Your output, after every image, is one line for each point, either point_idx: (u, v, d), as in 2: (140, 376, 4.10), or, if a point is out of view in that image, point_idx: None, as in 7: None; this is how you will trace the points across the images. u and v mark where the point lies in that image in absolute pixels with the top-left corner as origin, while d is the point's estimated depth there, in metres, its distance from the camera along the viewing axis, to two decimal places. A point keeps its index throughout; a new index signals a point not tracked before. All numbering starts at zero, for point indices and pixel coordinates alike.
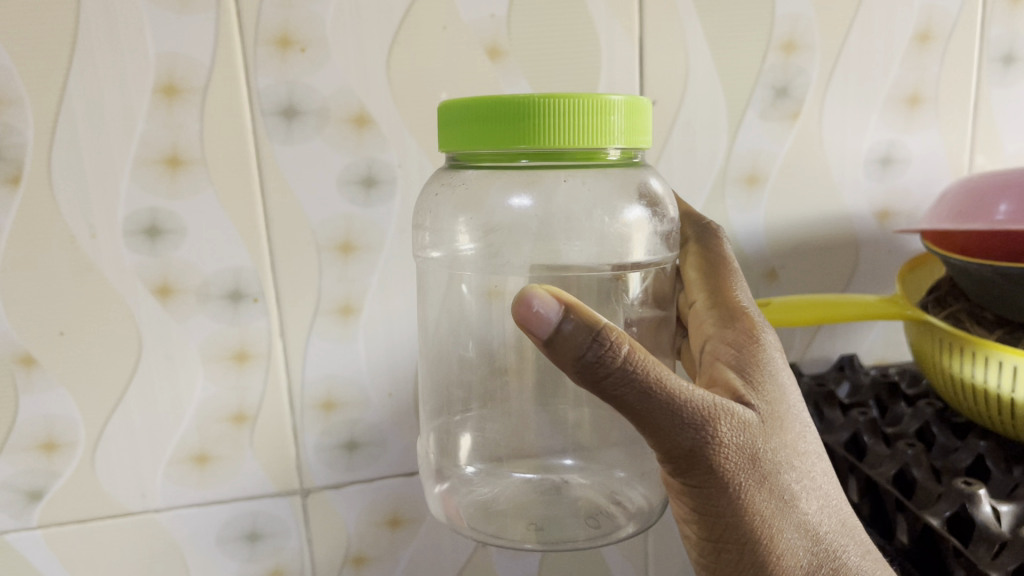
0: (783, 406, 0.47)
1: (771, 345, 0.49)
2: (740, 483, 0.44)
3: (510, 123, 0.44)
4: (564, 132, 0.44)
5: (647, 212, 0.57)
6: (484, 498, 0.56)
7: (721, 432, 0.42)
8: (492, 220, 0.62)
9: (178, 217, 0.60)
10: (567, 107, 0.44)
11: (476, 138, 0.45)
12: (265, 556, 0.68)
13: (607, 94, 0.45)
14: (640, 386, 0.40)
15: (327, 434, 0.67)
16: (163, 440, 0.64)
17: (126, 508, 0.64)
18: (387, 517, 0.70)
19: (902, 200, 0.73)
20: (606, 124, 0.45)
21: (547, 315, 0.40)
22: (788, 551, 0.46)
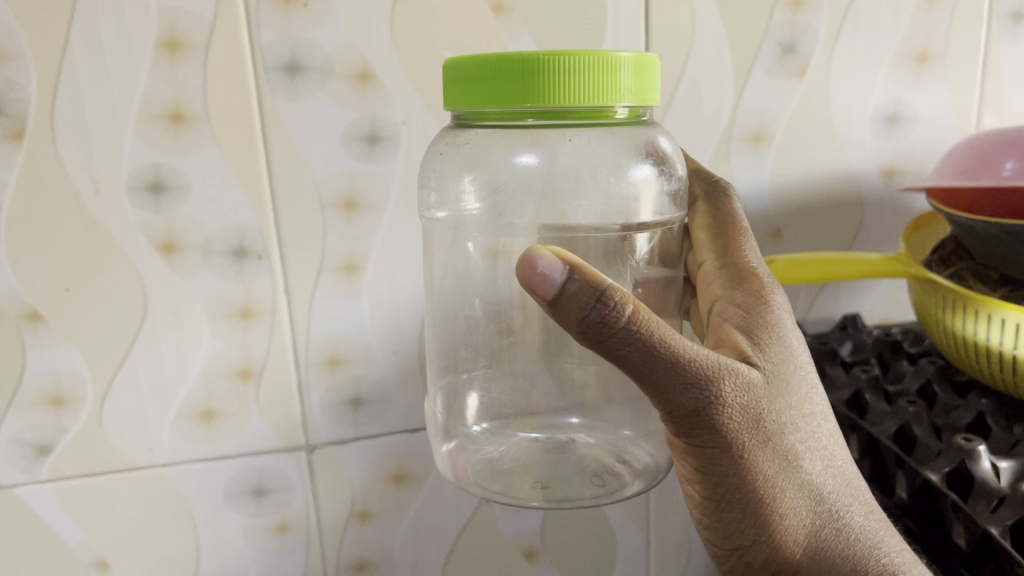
0: (790, 368, 0.48)
1: (780, 307, 0.50)
2: (744, 443, 0.45)
3: (515, 80, 0.44)
4: (571, 91, 0.44)
5: (654, 170, 0.57)
6: (491, 456, 0.56)
7: (725, 391, 0.43)
8: (497, 180, 0.61)
9: (182, 174, 0.59)
10: (572, 65, 0.43)
11: (481, 96, 0.45)
12: (271, 511, 0.69)
13: (616, 51, 0.44)
14: (644, 346, 0.41)
15: (333, 390, 0.67)
16: (170, 396, 0.64)
17: (134, 462, 0.65)
18: (392, 473, 0.70)
19: (908, 159, 0.73)
20: (613, 82, 0.44)
21: (552, 276, 0.40)
22: (791, 509, 0.47)
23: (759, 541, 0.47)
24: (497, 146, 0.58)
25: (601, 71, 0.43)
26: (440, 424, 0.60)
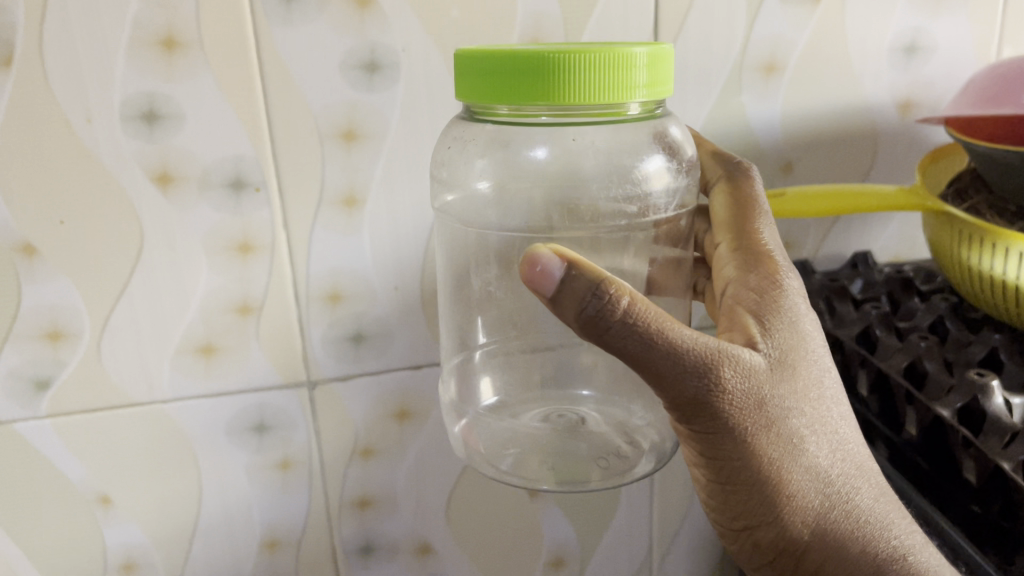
0: (800, 354, 0.46)
1: (794, 290, 0.48)
2: (748, 430, 0.44)
3: (528, 80, 0.42)
4: (585, 88, 0.42)
5: (666, 160, 0.56)
6: (503, 435, 0.56)
7: (726, 377, 0.42)
8: (508, 166, 0.61)
9: (176, 103, 0.58)
10: (586, 62, 0.42)
11: (492, 93, 0.44)
12: (273, 448, 0.68)
13: (629, 47, 0.43)
14: (642, 337, 0.40)
15: (334, 327, 0.66)
16: (168, 331, 0.63)
17: (134, 398, 0.64)
18: (395, 411, 0.70)
19: (925, 92, 0.71)
20: (627, 78, 0.43)
21: (550, 271, 0.40)
22: (798, 492, 0.46)
23: (767, 524, 0.47)
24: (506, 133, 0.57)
25: (615, 67, 0.42)
26: (454, 401, 0.60)
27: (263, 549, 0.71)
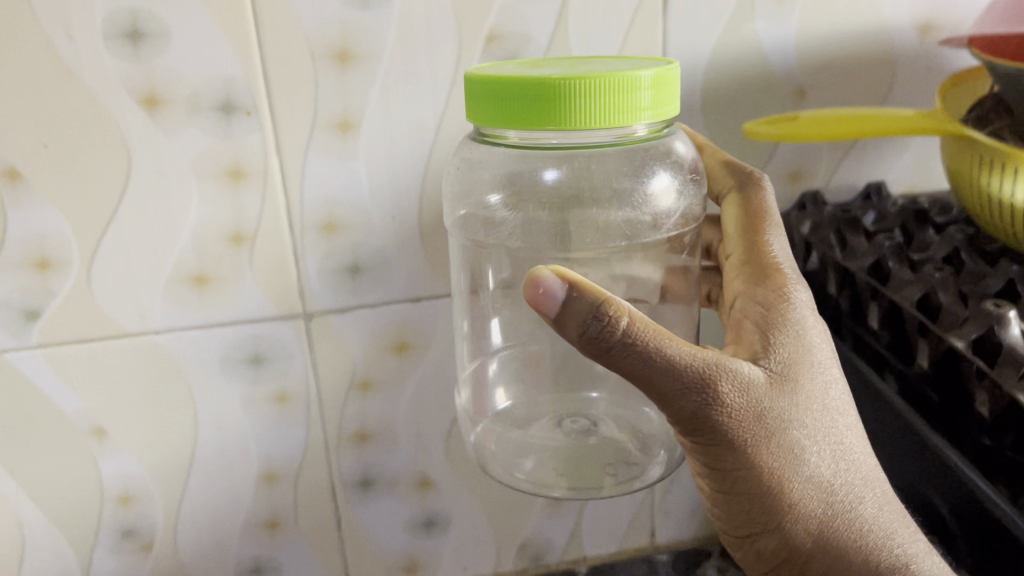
0: (801, 366, 0.49)
1: (799, 303, 0.51)
2: (748, 440, 0.46)
3: (537, 106, 0.45)
4: (592, 114, 0.45)
5: (672, 177, 0.61)
6: (522, 437, 0.63)
7: (721, 390, 0.45)
8: (521, 181, 0.66)
9: (162, 20, 0.55)
10: (592, 89, 0.44)
11: (502, 118, 0.46)
12: (270, 379, 0.67)
13: (633, 71, 0.45)
14: (640, 354, 0.44)
15: (330, 257, 0.64)
16: (160, 261, 0.62)
17: (127, 329, 0.63)
18: (394, 343, 0.68)
19: (947, 13, 0.67)
20: (632, 101, 0.46)
21: (554, 294, 0.43)
22: (799, 500, 0.48)
23: (770, 531, 0.49)
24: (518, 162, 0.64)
25: (620, 93, 0.45)
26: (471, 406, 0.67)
27: (262, 482, 0.71)
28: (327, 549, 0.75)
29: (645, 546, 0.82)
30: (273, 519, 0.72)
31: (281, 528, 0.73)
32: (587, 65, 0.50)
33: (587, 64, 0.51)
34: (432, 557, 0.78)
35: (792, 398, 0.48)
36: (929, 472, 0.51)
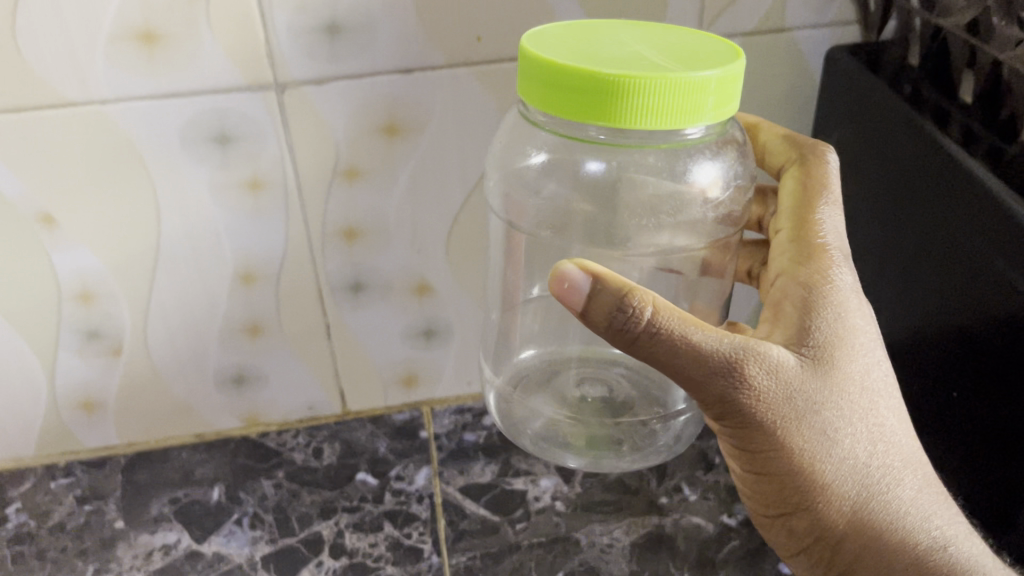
0: (854, 354, 0.43)
1: (851, 282, 0.45)
2: (780, 426, 0.41)
3: (587, 101, 0.38)
4: (647, 115, 0.38)
5: (714, 167, 0.53)
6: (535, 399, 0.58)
7: (753, 377, 0.39)
8: (555, 167, 0.59)
9: None
10: (651, 87, 0.37)
11: (549, 104, 0.40)
12: (240, 164, 0.57)
13: (701, 70, 0.38)
14: (666, 346, 0.39)
15: (303, 13, 0.53)
16: (97, 11, 0.51)
17: (66, 97, 0.53)
18: (382, 124, 0.57)
19: None
20: (694, 105, 0.39)
21: (577, 284, 0.39)
22: (835, 493, 0.42)
23: (797, 514, 0.44)
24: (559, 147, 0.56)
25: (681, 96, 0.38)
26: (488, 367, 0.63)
27: (237, 282, 0.62)
28: (315, 360, 0.67)
29: None
30: (253, 323, 0.65)
31: (263, 334, 0.65)
32: (639, 44, 0.43)
33: (640, 38, 0.44)
34: (432, 372, 0.70)
35: (837, 385, 0.42)
36: (1013, 254, 0.42)
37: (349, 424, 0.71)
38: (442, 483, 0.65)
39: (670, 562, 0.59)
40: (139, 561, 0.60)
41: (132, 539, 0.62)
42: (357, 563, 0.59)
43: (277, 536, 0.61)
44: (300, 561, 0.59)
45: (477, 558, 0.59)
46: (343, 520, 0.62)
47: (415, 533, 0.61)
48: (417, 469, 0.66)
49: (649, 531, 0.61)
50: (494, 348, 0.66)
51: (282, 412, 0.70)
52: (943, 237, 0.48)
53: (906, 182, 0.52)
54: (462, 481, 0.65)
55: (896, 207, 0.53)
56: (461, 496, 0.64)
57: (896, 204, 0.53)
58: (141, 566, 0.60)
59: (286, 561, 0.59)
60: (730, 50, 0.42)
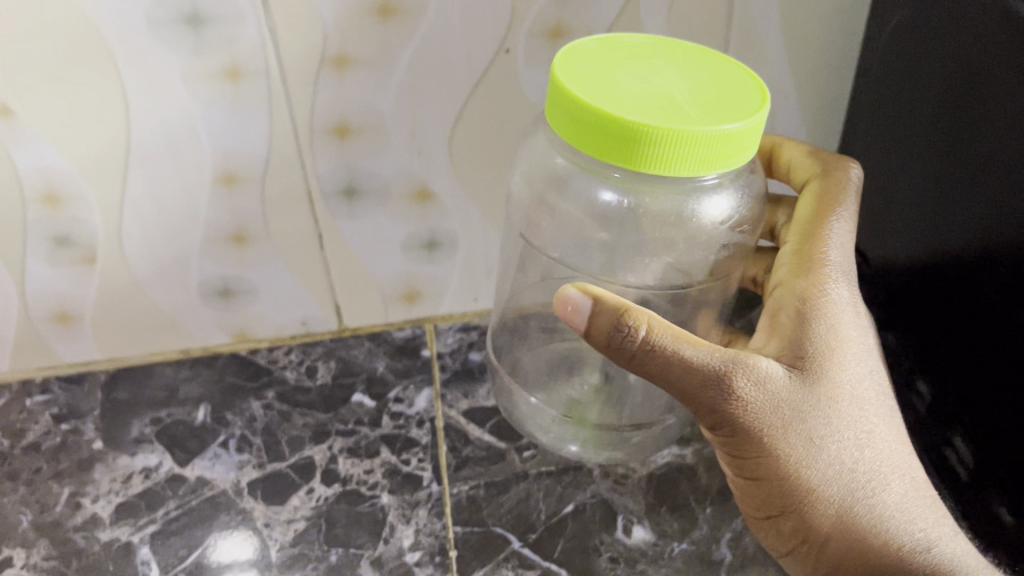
0: (845, 368, 0.43)
1: (846, 295, 0.45)
2: (768, 437, 0.41)
3: (603, 140, 0.38)
4: (669, 164, 0.38)
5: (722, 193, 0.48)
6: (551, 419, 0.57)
7: (741, 389, 0.40)
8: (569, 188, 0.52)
9: None
10: (678, 139, 0.37)
11: (577, 137, 0.39)
12: (215, 49, 0.50)
13: (725, 127, 0.38)
14: (658, 360, 0.39)
15: None
16: None
17: None
18: (377, 2, 0.50)
19: None
20: (715, 160, 0.38)
21: (577, 305, 0.40)
22: (822, 501, 0.41)
23: (788, 523, 0.43)
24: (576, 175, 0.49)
25: (705, 150, 0.38)
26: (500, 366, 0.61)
27: (219, 183, 0.56)
28: (308, 271, 0.61)
29: None
30: (239, 230, 0.58)
31: (249, 241, 0.59)
32: (670, 73, 0.42)
33: (670, 65, 0.43)
34: (436, 284, 0.64)
35: (827, 394, 0.41)
36: None
37: (346, 341, 0.65)
38: (445, 406, 0.60)
39: (690, 495, 0.54)
40: (118, 485, 0.56)
41: (111, 462, 0.57)
42: (351, 491, 0.55)
43: (265, 460, 0.57)
44: (290, 488, 0.55)
45: (480, 488, 0.54)
46: (336, 445, 0.58)
47: (413, 460, 0.56)
48: (418, 390, 0.61)
49: (669, 463, 0.56)
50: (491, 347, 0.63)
51: (273, 326, 0.64)
52: (997, 176, 0.44)
53: (965, 106, 0.47)
54: (466, 405, 0.60)
55: (941, 146, 0.49)
56: (465, 421, 0.59)
57: (942, 142, 0.49)
58: (119, 491, 0.56)
59: (275, 487, 0.55)
60: (757, 91, 0.42)
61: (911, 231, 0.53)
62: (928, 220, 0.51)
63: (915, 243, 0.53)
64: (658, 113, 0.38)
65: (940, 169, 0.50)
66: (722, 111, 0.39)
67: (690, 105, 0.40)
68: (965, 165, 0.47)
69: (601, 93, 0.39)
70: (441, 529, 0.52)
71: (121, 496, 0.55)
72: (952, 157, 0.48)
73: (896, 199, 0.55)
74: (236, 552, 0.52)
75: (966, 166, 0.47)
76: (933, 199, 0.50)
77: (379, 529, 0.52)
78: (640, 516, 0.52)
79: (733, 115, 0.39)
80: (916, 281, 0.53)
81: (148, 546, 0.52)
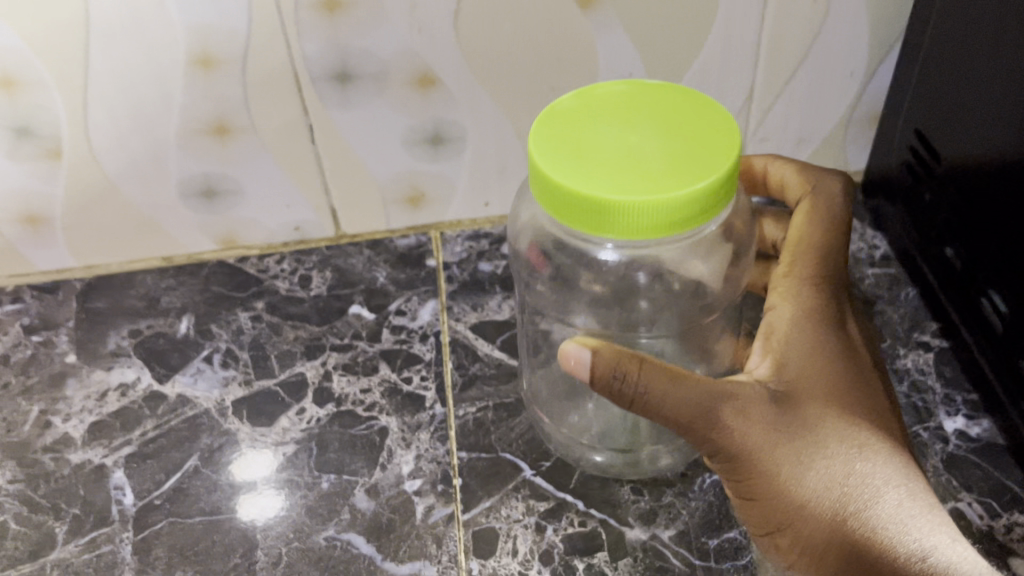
0: (840, 388, 0.38)
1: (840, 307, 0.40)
2: (754, 460, 0.37)
3: (559, 209, 0.35)
4: (622, 227, 0.34)
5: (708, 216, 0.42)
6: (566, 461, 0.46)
7: (727, 417, 0.36)
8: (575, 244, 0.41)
9: None
10: (627, 195, 0.33)
11: (547, 201, 0.36)
12: None
13: (679, 180, 0.33)
14: (645, 399, 0.36)
15: None
16: None
17: None
18: None
19: None
20: (672, 216, 0.34)
21: (576, 355, 0.36)
22: (812, 520, 0.37)
23: (783, 543, 0.38)
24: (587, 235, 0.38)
25: (656, 206, 0.33)
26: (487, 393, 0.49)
27: (194, 66, 0.49)
28: (299, 168, 0.55)
29: None
30: (219, 121, 0.52)
31: (232, 133, 0.52)
32: (647, 107, 0.37)
33: (649, 94, 0.38)
34: (442, 186, 0.57)
35: (814, 414, 0.37)
36: None
37: (344, 249, 0.59)
38: (451, 320, 0.54)
39: None
40: (91, 402, 0.51)
41: (85, 377, 0.52)
42: (345, 412, 0.49)
43: (252, 377, 0.52)
44: (279, 407, 0.50)
45: (488, 410, 0.49)
46: (330, 361, 0.52)
47: (415, 378, 0.51)
48: (422, 303, 0.55)
49: None
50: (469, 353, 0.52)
51: (264, 231, 0.58)
52: None
53: None
54: (474, 319, 0.54)
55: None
56: (473, 337, 0.53)
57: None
58: (93, 409, 0.51)
59: (262, 406, 0.50)
60: (735, 127, 0.36)
61: (992, 113, 0.43)
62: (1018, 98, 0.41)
63: (997, 128, 0.43)
64: (613, 174, 0.34)
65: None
66: (686, 165, 0.34)
67: (653, 155, 0.35)
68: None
69: (559, 150, 0.35)
70: (444, 455, 0.47)
71: (94, 415, 0.50)
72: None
73: (974, 74, 0.44)
74: (257, 469, 0.47)
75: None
76: None
77: (376, 454, 0.47)
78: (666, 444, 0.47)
79: (697, 169, 0.34)
80: (995, 175, 0.43)
81: (123, 469, 0.48)
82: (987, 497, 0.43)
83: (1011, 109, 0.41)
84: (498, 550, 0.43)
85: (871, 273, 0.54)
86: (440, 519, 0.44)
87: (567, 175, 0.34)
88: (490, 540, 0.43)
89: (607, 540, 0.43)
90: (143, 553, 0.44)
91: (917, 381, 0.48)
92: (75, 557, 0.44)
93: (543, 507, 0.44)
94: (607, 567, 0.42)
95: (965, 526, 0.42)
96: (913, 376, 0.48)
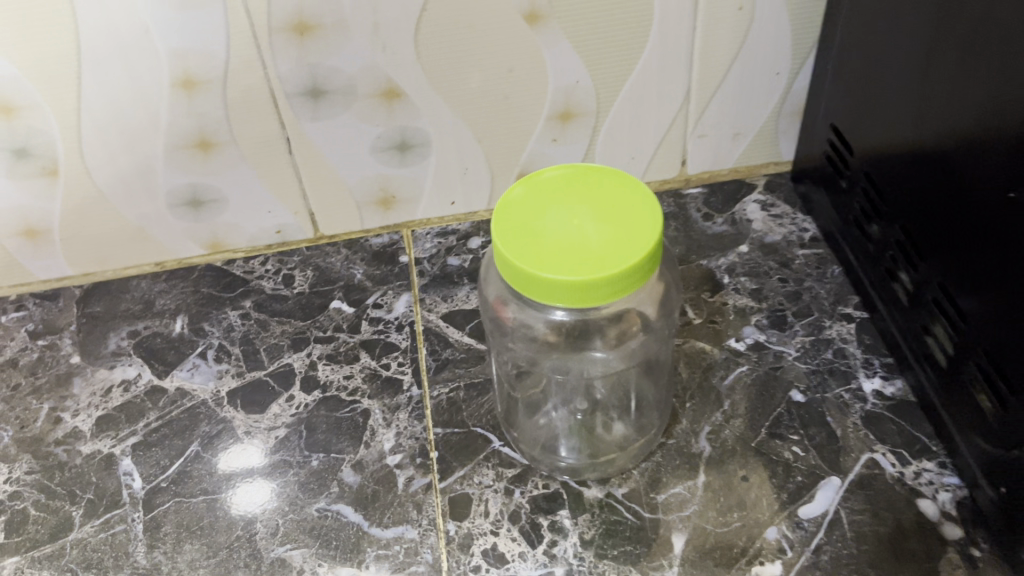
0: None
1: None
2: None
3: (516, 284, 0.41)
4: (569, 300, 0.39)
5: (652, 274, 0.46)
6: (528, 468, 0.50)
7: None
8: (534, 312, 0.44)
9: None
10: (576, 283, 0.39)
11: (504, 274, 0.41)
12: None
13: (620, 269, 0.39)
14: None
15: None
16: None
17: None
18: None
19: None
20: (610, 293, 0.39)
21: None
22: None
23: None
24: (539, 307, 0.42)
25: (598, 288, 0.39)
26: (454, 399, 0.54)
27: (178, 88, 0.54)
28: (278, 176, 0.60)
29: (672, 179, 0.65)
30: (203, 136, 0.56)
31: (214, 147, 0.57)
32: (584, 191, 0.43)
33: (585, 178, 0.44)
34: (410, 189, 0.62)
35: None
36: None
37: (323, 249, 0.64)
38: (423, 310, 0.59)
39: (670, 392, 0.53)
40: (97, 399, 0.56)
41: (89, 376, 0.57)
42: (331, 397, 0.54)
43: (244, 369, 0.57)
44: (270, 395, 0.55)
45: (460, 390, 0.54)
46: (315, 351, 0.57)
47: (393, 364, 0.56)
48: (397, 296, 0.60)
49: None
50: (428, 368, 0.55)
51: (247, 236, 0.63)
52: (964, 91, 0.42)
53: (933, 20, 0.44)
54: (445, 309, 0.59)
55: (932, 15, 0.44)
56: (443, 325, 0.58)
57: (933, 10, 0.44)
58: (99, 404, 0.56)
59: (255, 395, 0.55)
60: (659, 209, 0.42)
61: (892, 113, 0.49)
62: (914, 102, 0.47)
63: (898, 124, 0.48)
64: (559, 254, 0.40)
65: (931, 44, 0.44)
66: (620, 244, 0.40)
67: (593, 237, 0.41)
68: (961, 40, 0.42)
69: (512, 232, 0.41)
70: (422, 432, 0.52)
71: (101, 409, 0.55)
72: (946, 26, 0.43)
73: (876, 79, 0.50)
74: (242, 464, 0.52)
75: (962, 35, 0.41)
76: (922, 80, 0.46)
77: (360, 433, 0.52)
78: (618, 413, 0.52)
79: (629, 248, 0.40)
80: (895, 165, 0.49)
81: (130, 457, 0.53)
82: (900, 447, 0.49)
83: (906, 107, 0.47)
84: (471, 512, 0.48)
85: (802, 254, 0.60)
86: (420, 488, 0.50)
87: (521, 257, 0.40)
88: (465, 504, 0.49)
89: (568, 500, 0.49)
90: (154, 530, 0.49)
91: (840, 349, 0.54)
92: (92, 536, 0.49)
93: (511, 473, 0.50)
94: (569, 523, 0.48)
95: (879, 473, 0.48)
96: (838, 344, 0.54)
